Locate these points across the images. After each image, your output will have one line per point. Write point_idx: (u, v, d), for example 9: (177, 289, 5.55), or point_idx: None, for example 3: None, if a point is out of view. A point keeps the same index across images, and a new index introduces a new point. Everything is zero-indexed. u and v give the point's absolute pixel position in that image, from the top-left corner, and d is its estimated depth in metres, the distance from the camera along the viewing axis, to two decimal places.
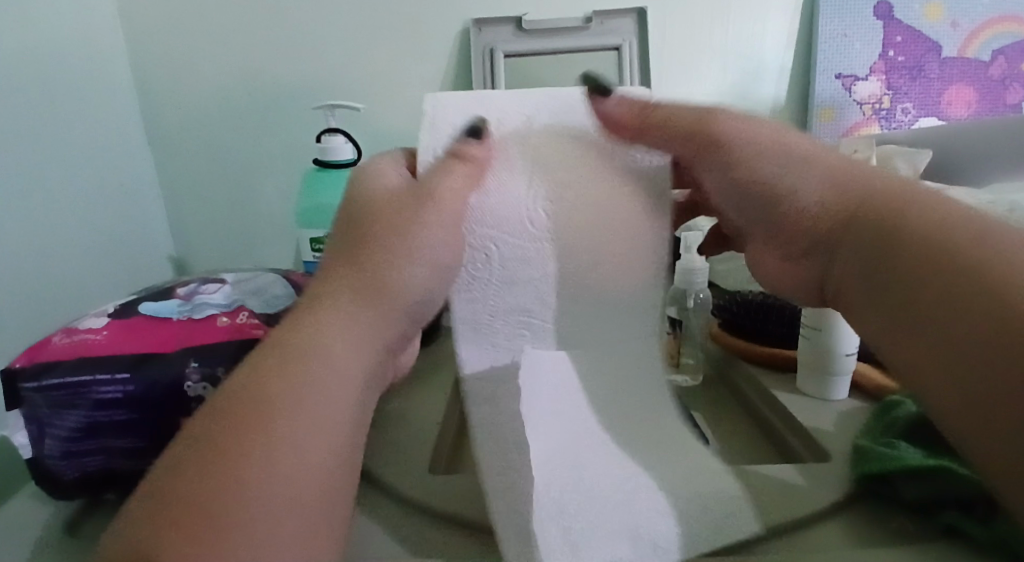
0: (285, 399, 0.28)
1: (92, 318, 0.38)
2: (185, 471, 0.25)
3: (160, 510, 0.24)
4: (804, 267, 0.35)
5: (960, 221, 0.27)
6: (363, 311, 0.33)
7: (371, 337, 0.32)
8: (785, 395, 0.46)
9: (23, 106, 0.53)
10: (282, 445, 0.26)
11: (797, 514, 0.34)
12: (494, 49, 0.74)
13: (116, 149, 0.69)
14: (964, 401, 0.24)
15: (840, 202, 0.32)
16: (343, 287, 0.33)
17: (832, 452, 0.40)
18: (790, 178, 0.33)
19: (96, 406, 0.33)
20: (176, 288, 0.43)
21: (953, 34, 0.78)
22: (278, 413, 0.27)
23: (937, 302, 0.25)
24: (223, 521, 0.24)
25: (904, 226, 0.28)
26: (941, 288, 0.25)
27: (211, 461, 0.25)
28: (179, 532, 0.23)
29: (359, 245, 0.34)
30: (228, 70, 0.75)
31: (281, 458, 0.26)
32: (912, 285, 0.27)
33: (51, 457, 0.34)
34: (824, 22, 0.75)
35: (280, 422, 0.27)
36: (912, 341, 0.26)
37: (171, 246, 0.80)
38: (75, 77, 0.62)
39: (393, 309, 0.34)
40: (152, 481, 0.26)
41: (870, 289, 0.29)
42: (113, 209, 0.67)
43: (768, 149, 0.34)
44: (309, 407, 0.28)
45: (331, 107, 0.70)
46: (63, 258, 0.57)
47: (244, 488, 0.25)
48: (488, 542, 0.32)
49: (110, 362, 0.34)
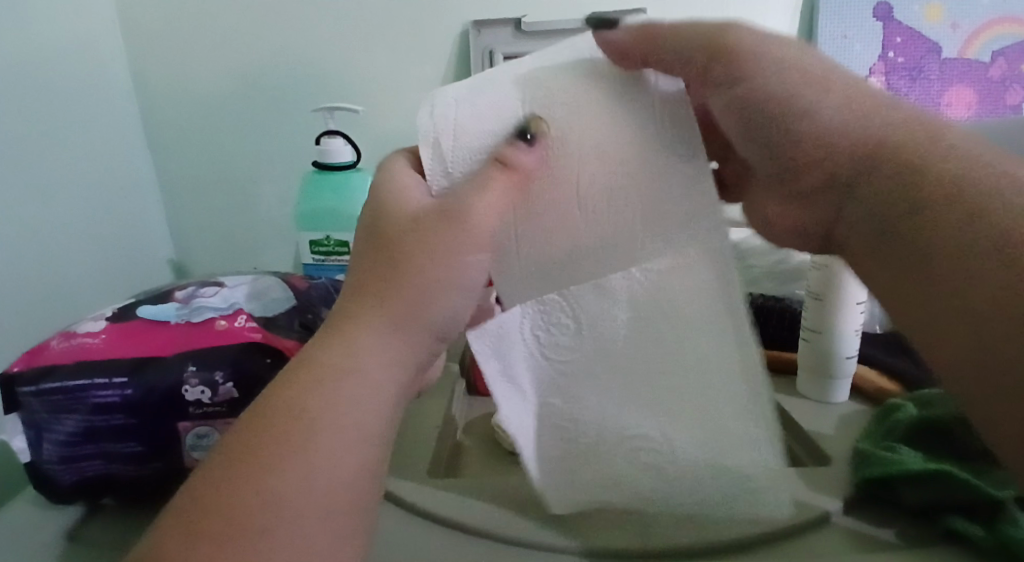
0: (325, 420, 0.24)
1: (91, 323, 0.39)
2: (221, 484, 0.23)
3: (192, 521, 0.22)
4: (807, 212, 0.32)
5: (988, 174, 0.24)
6: (395, 318, 0.27)
7: (405, 347, 0.27)
8: (785, 398, 0.46)
9: (22, 109, 0.55)
10: (322, 465, 0.24)
11: (797, 519, 0.33)
12: (492, 51, 0.76)
13: (116, 152, 0.71)
14: (963, 366, 0.22)
15: (863, 145, 0.28)
16: (378, 292, 0.27)
17: (832, 456, 0.39)
18: (812, 111, 0.29)
19: (94, 411, 0.34)
20: (175, 292, 0.44)
21: (953, 35, 0.82)
22: (319, 432, 0.24)
23: (947, 266, 0.23)
24: (254, 545, 0.22)
25: (930, 175, 0.25)
26: (954, 249, 0.23)
27: (246, 475, 0.23)
28: (207, 546, 0.22)
29: (392, 238, 0.29)
30: (229, 72, 0.76)
31: (318, 481, 0.23)
32: (924, 244, 0.24)
33: (50, 462, 0.35)
34: (823, 22, 0.80)
35: (322, 439, 0.24)
36: (914, 301, 0.25)
37: (171, 249, 0.81)
38: (74, 80, 0.64)
39: (431, 318, 0.28)
40: (186, 490, 0.24)
41: (881, 241, 0.27)
42: (114, 212, 0.69)
43: (794, 84, 0.29)
44: (349, 428, 0.25)
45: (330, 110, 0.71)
46: (62, 260, 0.59)
47: (277, 511, 0.22)
48: (481, 545, 0.33)
49: (108, 367, 0.35)
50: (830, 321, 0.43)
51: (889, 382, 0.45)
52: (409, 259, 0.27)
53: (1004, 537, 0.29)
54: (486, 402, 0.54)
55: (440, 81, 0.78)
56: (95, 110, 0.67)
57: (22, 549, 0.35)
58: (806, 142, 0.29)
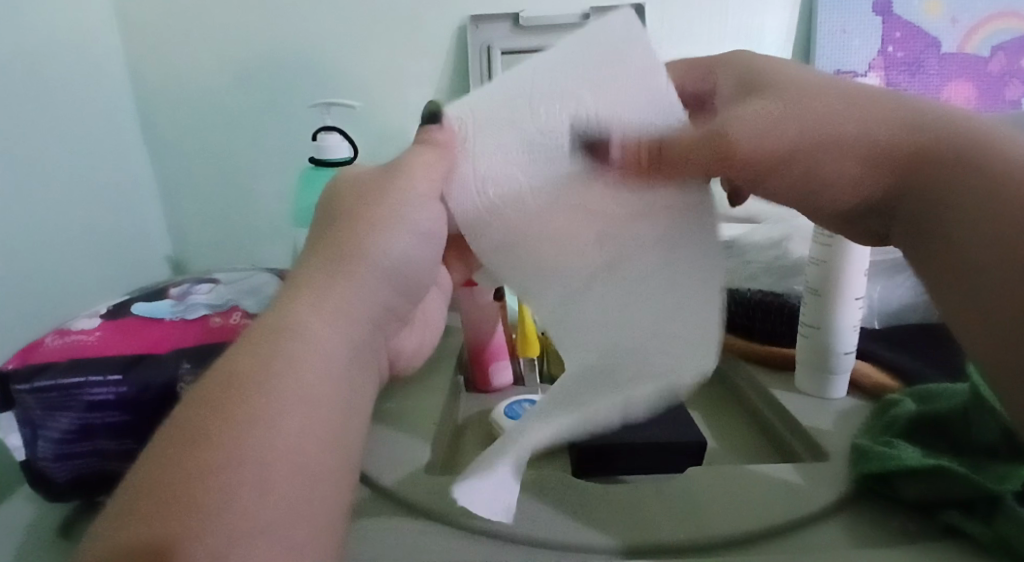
0: (265, 382, 0.24)
1: (86, 319, 0.39)
2: (168, 460, 0.22)
3: (140, 501, 0.21)
4: (854, 228, 0.33)
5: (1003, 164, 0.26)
6: (340, 288, 0.28)
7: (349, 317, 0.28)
8: (783, 393, 0.46)
9: (18, 104, 0.54)
10: (268, 425, 0.23)
11: (795, 515, 0.33)
12: (490, 47, 0.75)
13: (113, 150, 0.71)
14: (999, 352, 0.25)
15: (897, 159, 0.29)
16: (318, 267, 0.29)
17: (830, 451, 0.39)
18: (844, 137, 0.29)
19: (89, 409, 0.34)
20: (170, 289, 0.44)
21: (952, 30, 0.81)
22: (260, 395, 0.24)
23: (984, 263, 0.25)
24: (203, 508, 0.20)
25: (955, 181, 0.27)
26: (998, 246, 0.25)
27: (193, 448, 0.22)
28: (158, 520, 0.20)
29: (337, 227, 0.31)
30: (225, 67, 0.76)
31: (268, 439, 0.23)
32: (966, 245, 0.26)
33: (44, 459, 0.35)
34: (823, 18, 0.79)
35: (267, 400, 0.24)
36: (965, 301, 0.27)
37: (168, 246, 0.81)
38: (70, 75, 0.63)
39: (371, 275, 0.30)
40: (128, 480, 0.22)
41: (932, 254, 0.29)
42: (112, 210, 0.69)
43: (811, 112, 0.29)
44: (293, 386, 0.25)
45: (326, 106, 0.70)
46: (59, 258, 0.58)
47: (228, 472, 0.22)
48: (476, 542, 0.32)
49: (103, 364, 0.35)
50: (828, 316, 0.43)
51: (888, 377, 0.45)
52: (353, 226, 0.30)
53: (1003, 532, 0.29)
54: (483, 398, 0.54)
55: (438, 77, 0.78)
56: (92, 107, 0.67)
57: (18, 546, 0.35)
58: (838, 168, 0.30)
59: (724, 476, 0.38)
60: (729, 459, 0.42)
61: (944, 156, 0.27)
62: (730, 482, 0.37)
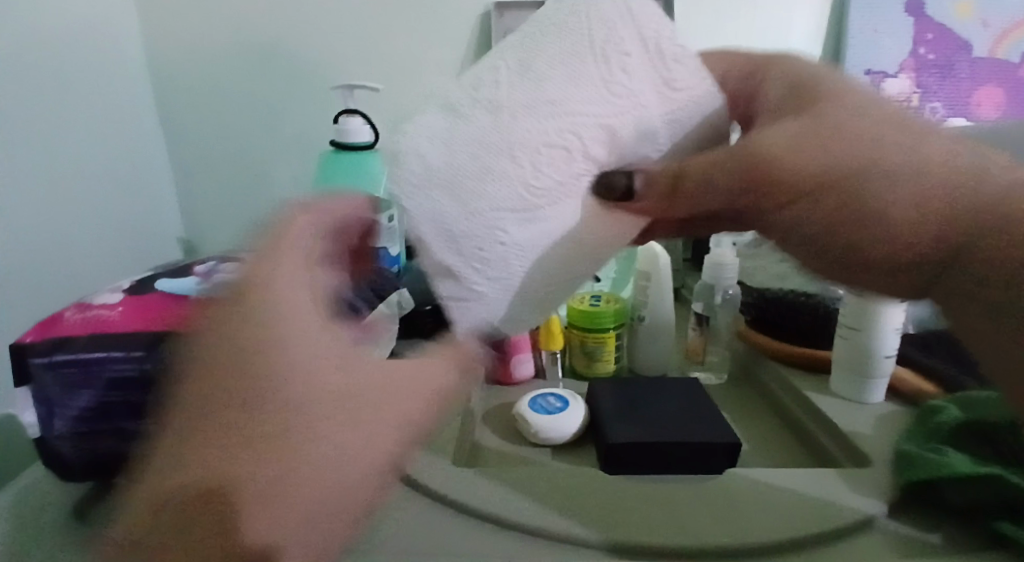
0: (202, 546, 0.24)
1: (107, 294, 0.38)
2: None
3: None
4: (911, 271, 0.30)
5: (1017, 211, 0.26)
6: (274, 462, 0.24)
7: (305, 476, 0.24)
8: (818, 396, 0.44)
9: (34, 76, 0.53)
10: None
11: (837, 521, 0.32)
12: (514, 35, 0.74)
13: (128, 131, 0.70)
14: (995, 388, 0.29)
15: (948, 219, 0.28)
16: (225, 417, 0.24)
17: (871, 456, 0.38)
18: (884, 193, 0.28)
19: (109, 386, 0.33)
20: (194, 266, 0.43)
21: (983, 33, 0.80)
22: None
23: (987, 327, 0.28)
24: None
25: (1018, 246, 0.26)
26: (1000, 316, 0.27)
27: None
28: None
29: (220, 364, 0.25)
30: (244, 48, 0.74)
31: None
32: None
33: (59, 438, 0.34)
34: (855, 15, 0.77)
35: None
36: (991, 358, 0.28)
37: (182, 229, 0.80)
38: (86, 50, 0.62)
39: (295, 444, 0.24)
40: None
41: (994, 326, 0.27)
42: (126, 191, 0.68)
43: (851, 144, 0.29)
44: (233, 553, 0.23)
45: (348, 88, 0.69)
46: (73, 239, 0.57)
47: None
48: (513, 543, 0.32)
49: (122, 340, 0.34)
50: (874, 322, 0.42)
51: (926, 382, 0.43)
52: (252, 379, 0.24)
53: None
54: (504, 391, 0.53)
55: (460, 64, 0.77)
56: (109, 86, 0.66)
57: (36, 529, 0.33)
58: (885, 228, 0.29)
59: (762, 479, 0.36)
60: (762, 461, 0.41)
61: (983, 222, 0.27)
62: (769, 485, 0.36)
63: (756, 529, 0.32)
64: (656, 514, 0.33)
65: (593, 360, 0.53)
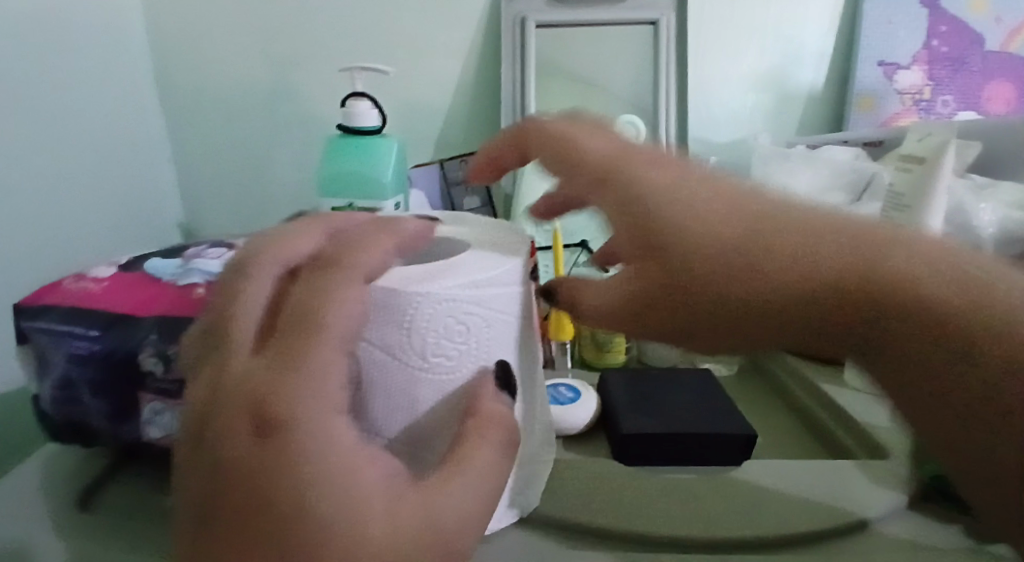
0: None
1: (102, 267, 0.39)
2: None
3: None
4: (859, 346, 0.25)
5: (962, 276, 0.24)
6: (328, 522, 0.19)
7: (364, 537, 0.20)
8: (831, 388, 0.44)
9: (32, 48, 0.52)
10: None
11: (855, 512, 0.32)
12: (525, 19, 0.73)
13: (127, 109, 0.68)
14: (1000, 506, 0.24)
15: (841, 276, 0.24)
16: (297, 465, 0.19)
17: (888, 450, 0.37)
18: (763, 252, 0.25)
19: (68, 362, 0.34)
20: (191, 246, 0.42)
21: (998, 27, 0.79)
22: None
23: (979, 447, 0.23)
24: None
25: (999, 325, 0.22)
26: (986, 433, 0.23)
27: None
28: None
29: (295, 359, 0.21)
30: (247, 29, 0.73)
31: None
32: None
33: (44, 406, 0.35)
34: (869, 6, 0.76)
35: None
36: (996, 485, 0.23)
37: (180, 213, 0.79)
38: (87, 25, 0.60)
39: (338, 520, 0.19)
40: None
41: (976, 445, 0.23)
42: (125, 172, 0.67)
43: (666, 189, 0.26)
44: None
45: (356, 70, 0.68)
46: (70, 219, 0.56)
47: None
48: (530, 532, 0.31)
49: (88, 318, 0.34)
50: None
51: None
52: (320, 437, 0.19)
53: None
54: None
55: (467, 49, 0.76)
56: (109, 64, 0.65)
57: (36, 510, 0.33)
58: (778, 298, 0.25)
59: (775, 472, 0.36)
60: (775, 453, 0.41)
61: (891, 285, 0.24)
62: (783, 477, 0.35)
63: (774, 521, 0.31)
64: (674, 505, 0.33)
65: (602, 350, 0.52)
